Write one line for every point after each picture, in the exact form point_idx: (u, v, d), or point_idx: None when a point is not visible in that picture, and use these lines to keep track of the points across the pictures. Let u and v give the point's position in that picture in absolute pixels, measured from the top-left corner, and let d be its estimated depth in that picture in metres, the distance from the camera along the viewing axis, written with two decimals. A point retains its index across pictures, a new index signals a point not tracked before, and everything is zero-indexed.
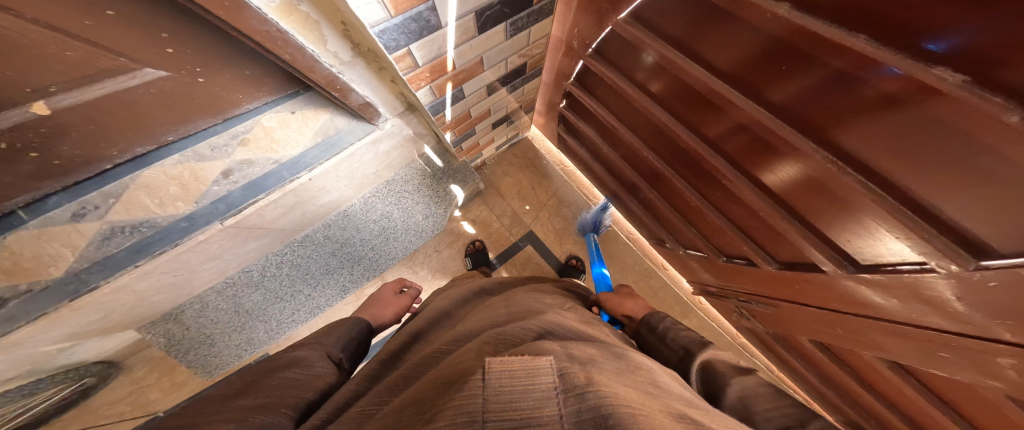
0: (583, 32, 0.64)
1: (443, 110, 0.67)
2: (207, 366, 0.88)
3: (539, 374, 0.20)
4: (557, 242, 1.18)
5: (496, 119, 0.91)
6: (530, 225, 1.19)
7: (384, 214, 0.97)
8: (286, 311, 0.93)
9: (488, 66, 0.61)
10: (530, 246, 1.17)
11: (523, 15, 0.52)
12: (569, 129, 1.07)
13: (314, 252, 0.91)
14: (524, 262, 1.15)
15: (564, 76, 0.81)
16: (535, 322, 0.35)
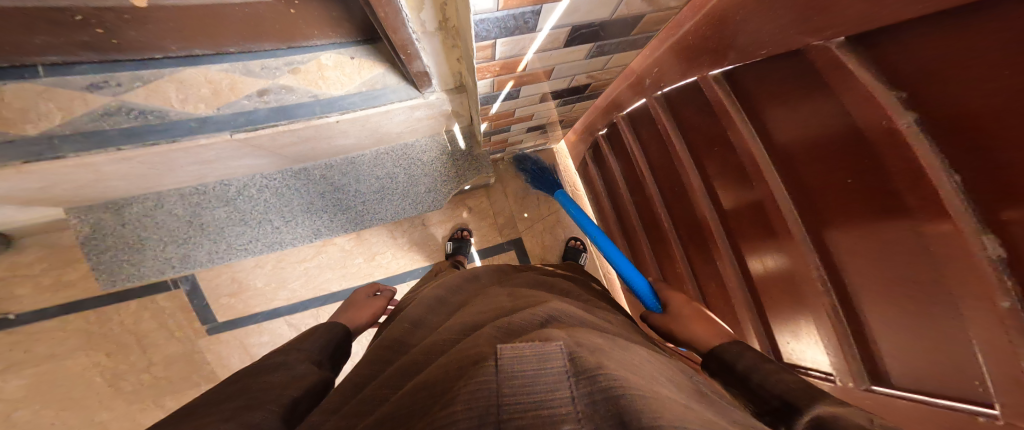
0: (662, 72, 0.68)
1: (492, 103, 0.70)
2: (109, 275, 0.86)
3: (548, 359, 0.24)
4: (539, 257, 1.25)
5: (534, 124, 0.97)
6: (522, 232, 1.28)
7: (389, 174, 1.02)
8: (242, 237, 0.94)
9: (555, 76, 0.67)
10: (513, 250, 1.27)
11: (612, 42, 0.60)
12: (596, 158, 1.10)
13: (303, 187, 0.96)
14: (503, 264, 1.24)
15: (618, 106, 0.87)
16: (540, 307, 0.36)
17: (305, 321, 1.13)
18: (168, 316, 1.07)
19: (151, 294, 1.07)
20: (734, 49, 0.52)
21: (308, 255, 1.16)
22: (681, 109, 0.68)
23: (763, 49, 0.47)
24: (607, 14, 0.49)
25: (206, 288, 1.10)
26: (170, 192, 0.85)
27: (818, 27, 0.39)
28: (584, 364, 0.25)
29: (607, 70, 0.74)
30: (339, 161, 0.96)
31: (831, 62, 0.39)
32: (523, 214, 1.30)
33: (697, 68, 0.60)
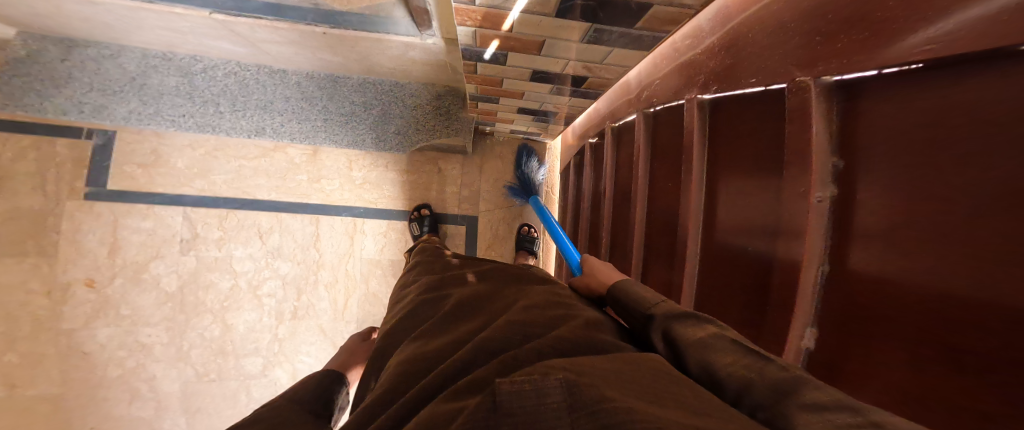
0: (659, 88, 0.66)
1: (476, 58, 0.74)
2: (50, 109, 1.10)
3: (547, 398, 0.31)
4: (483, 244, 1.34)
5: (526, 105, 0.97)
6: (479, 212, 1.35)
7: (360, 102, 1.18)
8: (180, 108, 1.14)
9: (547, 50, 0.67)
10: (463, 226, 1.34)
11: (613, 30, 0.59)
12: (580, 166, 1.12)
13: (265, 85, 1.14)
14: (447, 236, 1.32)
15: (611, 116, 0.86)
16: (548, 337, 0.43)
17: (207, 221, 1.18)
18: (54, 163, 1.12)
19: (51, 135, 1.12)
20: (728, 69, 0.50)
21: (250, 155, 1.21)
22: (663, 126, 0.69)
23: (751, 78, 0.46)
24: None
25: (117, 149, 1.15)
26: (135, 49, 1.09)
27: (807, 62, 0.38)
28: (585, 400, 0.30)
29: (604, 65, 0.72)
30: (311, 77, 1.15)
31: (798, 109, 0.39)
32: (487, 195, 1.36)
33: (692, 85, 0.57)
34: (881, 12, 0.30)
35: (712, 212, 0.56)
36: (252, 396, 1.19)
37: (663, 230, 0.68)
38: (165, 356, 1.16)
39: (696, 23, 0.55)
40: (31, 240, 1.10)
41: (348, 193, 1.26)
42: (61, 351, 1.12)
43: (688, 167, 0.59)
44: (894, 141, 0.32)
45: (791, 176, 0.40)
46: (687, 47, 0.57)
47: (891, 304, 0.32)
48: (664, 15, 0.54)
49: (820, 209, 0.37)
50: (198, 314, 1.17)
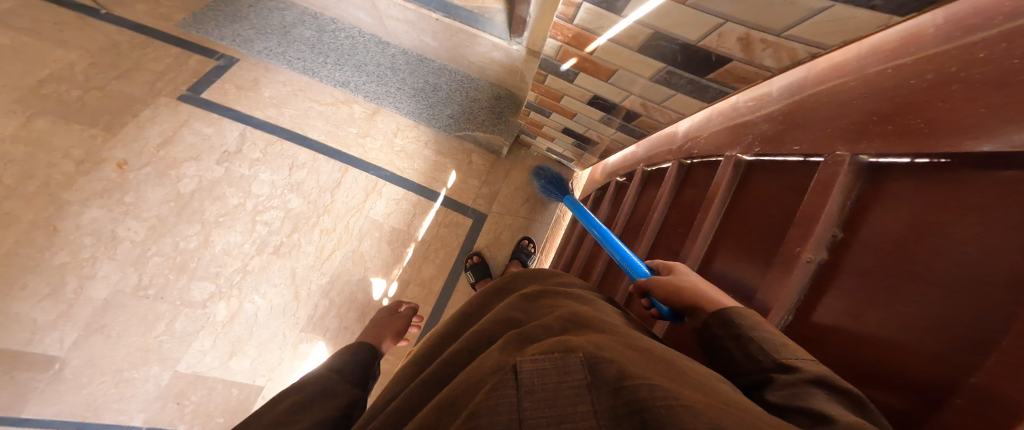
0: (702, 141, 0.81)
1: (548, 70, 0.99)
2: (202, 29, 1.45)
3: (568, 373, 0.36)
4: (486, 238, 1.49)
5: (572, 126, 1.20)
6: (490, 210, 1.51)
7: (427, 85, 1.40)
8: (296, 51, 1.43)
9: (616, 80, 0.88)
10: (472, 219, 1.49)
11: (681, 75, 0.76)
12: (600, 198, 1.35)
13: (363, 50, 1.41)
14: (454, 223, 1.47)
15: (646, 161, 1.05)
16: (548, 323, 0.50)
17: (255, 139, 1.37)
18: (179, 69, 1.41)
19: (195, 51, 1.45)
20: (781, 133, 0.61)
21: (323, 101, 1.46)
22: (698, 173, 0.86)
23: (797, 145, 0.56)
24: (692, 40, 0.67)
25: (230, 69, 1.44)
26: (289, 2, 1.43)
27: (855, 137, 0.46)
28: (604, 379, 0.35)
29: (659, 106, 0.90)
30: (403, 54, 1.38)
31: (826, 180, 0.48)
32: (506, 197, 1.55)
33: (737, 143, 0.71)
34: (940, 103, 0.38)
35: (724, 231, 0.70)
36: (174, 329, 1.22)
37: (669, 239, 0.86)
38: (122, 257, 1.21)
39: (767, 88, 0.67)
40: (109, 116, 1.30)
41: (384, 154, 1.46)
42: (40, 219, 1.17)
43: (706, 214, 0.72)
44: (892, 219, 0.41)
45: (797, 230, 0.50)
46: (748, 108, 0.70)
47: (857, 323, 0.41)
48: (740, 71, 0.69)
49: (807, 266, 0.47)
50: (189, 222, 1.27)
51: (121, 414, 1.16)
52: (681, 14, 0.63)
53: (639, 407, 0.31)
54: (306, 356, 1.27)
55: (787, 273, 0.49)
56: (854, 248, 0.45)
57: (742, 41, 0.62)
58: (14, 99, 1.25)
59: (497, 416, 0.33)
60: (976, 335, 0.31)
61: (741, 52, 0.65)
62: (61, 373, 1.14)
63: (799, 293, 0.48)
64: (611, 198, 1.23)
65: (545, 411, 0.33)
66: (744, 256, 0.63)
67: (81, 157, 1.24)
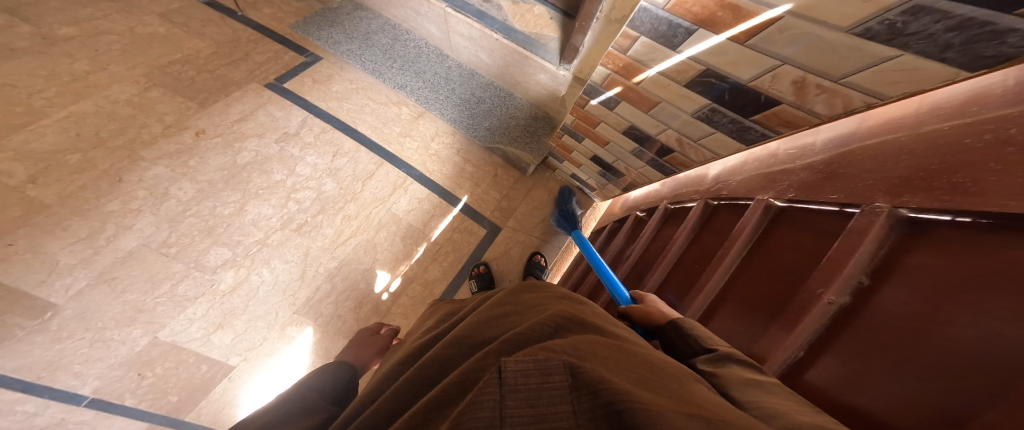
0: (734, 186, 0.77)
1: (592, 96, 1.06)
2: (307, 32, 1.79)
3: (552, 375, 0.32)
4: (495, 251, 1.58)
5: (601, 155, 1.28)
6: (505, 225, 1.63)
7: (473, 100, 1.58)
8: (372, 57, 1.70)
9: (655, 114, 0.88)
10: (487, 231, 1.61)
11: (724, 113, 0.73)
12: (614, 230, 1.38)
13: (427, 62, 1.64)
14: (468, 234, 1.58)
15: (671, 198, 1.03)
16: (549, 320, 0.46)
17: (314, 126, 1.61)
18: (275, 63, 1.73)
19: (290, 50, 1.77)
20: (821, 180, 0.57)
21: (379, 100, 1.71)
22: (721, 215, 0.82)
23: (834, 194, 0.54)
24: (742, 79, 0.64)
25: (313, 67, 1.74)
26: (380, 18, 1.74)
27: (898, 188, 0.44)
28: (585, 380, 0.31)
29: (695, 145, 0.87)
30: (458, 68, 1.59)
31: (862, 227, 0.47)
32: (522, 215, 1.66)
33: (771, 188, 0.68)
34: (994, 165, 0.35)
35: (749, 266, 0.68)
36: (175, 292, 1.32)
37: (685, 272, 0.83)
38: (163, 214, 1.37)
39: (811, 138, 0.62)
40: (206, 94, 1.60)
41: (419, 155, 1.64)
42: (112, 169, 1.39)
43: (727, 253, 0.70)
44: (914, 283, 0.41)
45: (824, 271, 0.50)
46: (788, 156, 0.66)
47: (857, 375, 0.42)
48: (788, 115, 0.63)
49: (827, 309, 0.47)
50: (234, 190, 1.46)
51: (76, 378, 1.18)
52: (738, 51, 0.61)
53: (617, 410, 0.28)
54: (290, 341, 1.36)
55: (808, 309, 0.50)
56: (876, 296, 0.44)
57: (796, 84, 0.58)
58: (144, 73, 1.60)
59: (477, 419, 0.29)
60: (959, 396, 0.32)
61: (793, 95, 0.60)
62: (49, 322, 1.19)
63: (811, 332, 0.48)
64: (629, 225, 1.25)
65: (525, 409, 0.29)
66: (776, 289, 0.59)
67: (170, 123, 1.51)
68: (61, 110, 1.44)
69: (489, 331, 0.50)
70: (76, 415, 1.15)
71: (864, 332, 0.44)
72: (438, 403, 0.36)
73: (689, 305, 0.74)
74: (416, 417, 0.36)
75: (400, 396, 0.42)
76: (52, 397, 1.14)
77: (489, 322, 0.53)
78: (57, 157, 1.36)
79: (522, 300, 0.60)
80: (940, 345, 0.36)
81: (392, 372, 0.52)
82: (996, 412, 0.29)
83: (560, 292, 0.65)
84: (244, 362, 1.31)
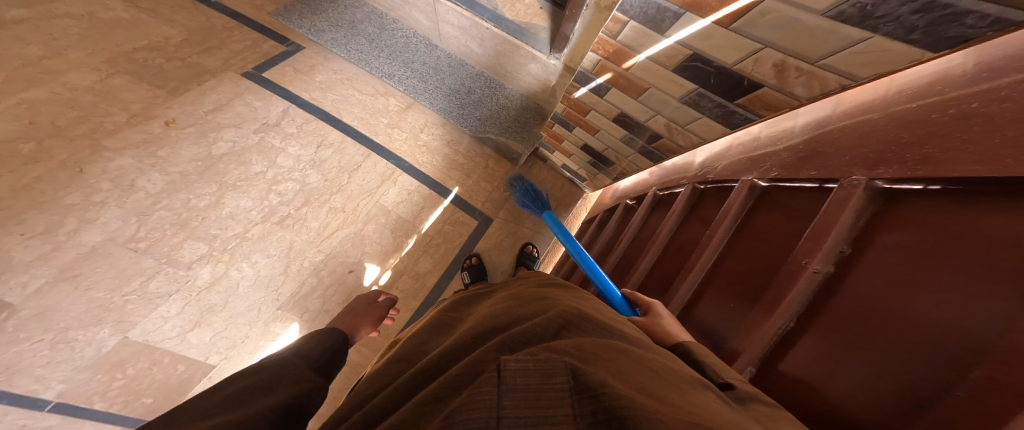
0: (722, 169, 0.80)
1: (583, 83, 1.08)
2: (285, 18, 1.73)
3: (552, 379, 0.32)
4: (486, 244, 1.59)
5: (591, 144, 1.30)
6: (497, 218, 1.63)
7: (462, 90, 1.56)
8: (358, 46, 1.66)
9: (646, 99, 0.90)
10: (477, 224, 1.60)
11: (712, 98, 0.76)
12: (604, 219, 1.42)
13: (414, 51, 1.61)
14: (459, 226, 1.58)
15: (659, 185, 1.07)
16: (555, 318, 0.47)
17: (296, 116, 1.56)
18: (253, 51, 1.66)
19: (268, 38, 1.70)
20: (802, 160, 0.62)
21: (365, 91, 1.67)
22: (708, 200, 0.86)
23: (814, 171, 0.58)
24: (728, 63, 0.67)
25: (294, 56, 1.68)
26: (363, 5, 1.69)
27: (873, 162, 0.48)
28: (588, 383, 0.32)
29: (682, 130, 0.91)
30: (448, 58, 1.56)
31: (841, 198, 0.50)
32: (514, 207, 1.66)
33: (754, 168, 0.72)
34: (961, 135, 0.39)
35: (733, 246, 0.71)
36: (146, 289, 1.24)
37: (675, 253, 0.87)
38: (130, 207, 1.29)
39: (791, 122, 0.67)
40: (177, 82, 1.51)
41: (407, 146, 1.62)
42: (71, 160, 1.29)
43: (715, 231, 0.74)
44: (879, 263, 0.45)
45: (807, 243, 0.53)
46: (769, 139, 0.70)
47: (833, 355, 0.46)
48: (769, 98, 0.68)
49: (813, 278, 0.51)
50: (209, 182, 1.39)
51: (38, 382, 1.10)
52: (723, 36, 0.64)
53: (617, 417, 0.28)
54: (275, 338, 1.33)
55: (791, 284, 0.53)
56: (845, 279, 0.49)
57: (777, 68, 0.62)
58: (107, 59, 1.50)
59: (475, 419, 0.29)
60: (931, 364, 0.36)
61: (774, 78, 0.64)
62: (5, 322, 1.09)
63: (797, 305, 0.52)
64: (619, 215, 1.29)
65: (524, 409, 0.30)
66: (762, 266, 0.63)
67: (137, 112, 1.42)
68: (12, 96, 1.32)
69: (492, 325, 0.51)
70: (40, 420, 1.09)
71: (838, 316, 0.47)
72: (439, 395, 0.35)
73: (679, 285, 0.77)
74: (418, 408, 0.35)
75: (400, 390, 0.41)
76: (12, 402, 1.07)
77: (490, 318, 0.54)
78: (7, 146, 1.25)
79: (527, 298, 0.60)
80: (910, 323, 0.39)
81: (386, 371, 0.51)
82: (979, 373, 0.31)
83: (549, 287, 0.67)
84: (225, 361, 1.28)
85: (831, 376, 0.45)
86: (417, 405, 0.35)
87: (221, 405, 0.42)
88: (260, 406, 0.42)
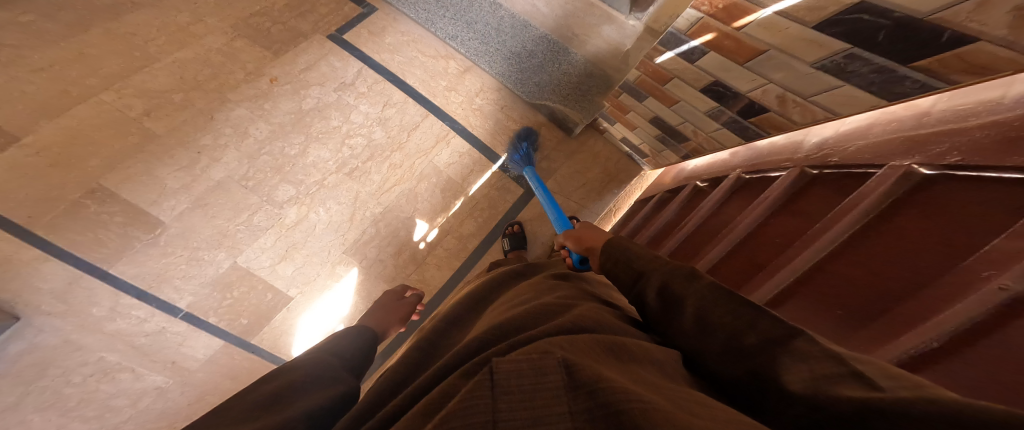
0: (856, 153, 0.64)
1: (670, 45, 0.98)
2: None
3: (547, 375, 0.30)
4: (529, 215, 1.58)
5: (665, 116, 1.17)
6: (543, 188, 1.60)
7: (523, 52, 1.52)
8: (424, 7, 1.67)
9: (762, 63, 0.77)
10: (523, 193, 1.60)
11: (869, 60, 0.60)
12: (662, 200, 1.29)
13: (477, 10, 1.57)
14: (506, 194, 1.60)
15: (749, 167, 0.92)
16: (558, 322, 0.44)
17: (368, 77, 1.67)
18: (338, 13, 1.76)
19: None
20: (1009, 143, 0.43)
21: (428, 53, 1.68)
22: (818, 189, 0.71)
23: None
24: (921, 12, 0.51)
25: (371, 16, 1.75)
26: None
27: None
28: (583, 379, 0.30)
29: (803, 102, 0.76)
30: (511, 18, 1.52)
31: None
32: (562, 179, 1.60)
33: (918, 151, 0.54)
34: None
35: (850, 247, 0.57)
36: (251, 222, 1.50)
37: (758, 248, 0.75)
38: (243, 151, 1.54)
39: (999, 93, 0.46)
40: (279, 45, 1.71)
41: (462, 109, 1.63)
42: (205, 109, 1.57)
43: (830, 225, 0.60)
44: None
45: (1000, 258, 0.38)
46: (954, 115, 0.51)
47: (991, 384, 0.35)
48: (981, 57, 0.49)
49: (994, 297, 0.36)
50: (299, 132, 1.58)
51: (176, 292, 1.43)
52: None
53: (616, 411, 0.26)
54: (340, 279, 1.52)
55: (957, 300, 0.40)
56: None
57: (1018, 13, 0.43)
58: (231, 24, 1.72)
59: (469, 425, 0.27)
60: None
61: (1006, 28, 0.45)
62: (159, 237, 1.43)
63: (945, 332, 0.39)
64: (681, 200, 1.14)
65: (521, 412, 0.28)
66: (898, 278, 0.49)
67: (250, 70, 1.65)
68: (169, 57, 1.63)
69: (504, 319, 0.50)
70: (174, 325, 1.43)
71: (995, 345, 0.36)
72: (438, 402, 0.34)
73: (764, 280, 0.67)
74: (416, 416, 0.33)
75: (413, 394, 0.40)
76: (159, 306, 1.42)
77: (500, 315, 0.54)
78: (164, 96, 1.57)
79: (540, 293, 0.62)
80: None
81: (405, 365, 0.50)
82: None
83: (565, 288, 0.65)
84: (301, 294, 1.50)
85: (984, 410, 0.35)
86: (413, 415, 0.33)
87: (287, 392, 0.50)
88: (299, 403, 0.47)
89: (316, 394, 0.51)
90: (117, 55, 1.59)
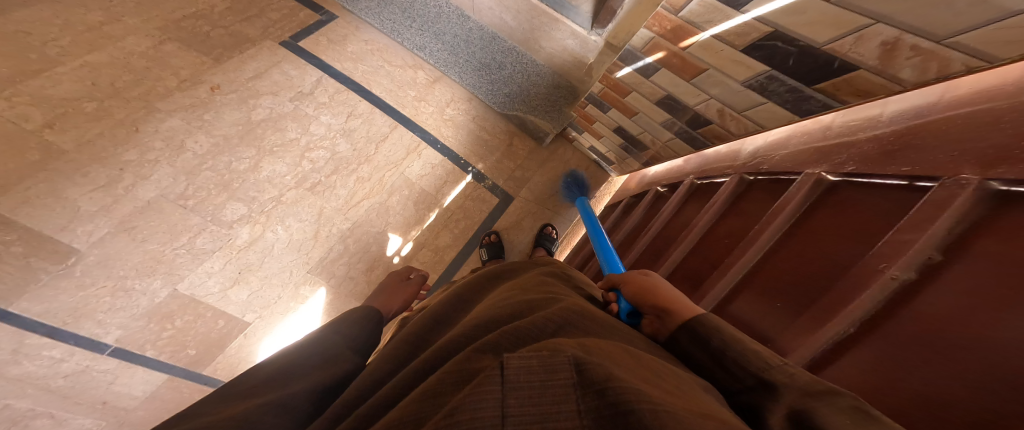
0: (779, 161, 0.75)
1: (627, 61, 1.08)
2: None
3: (557, 373, 0.31)
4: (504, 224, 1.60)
5: (627, 126, 1.27)
6: (516, 197, 1.63)
7: (491, 63, 1.54)
8: (388, 17, 1.64)
9: (703, 81, 0.87)
10: (497, 201, 1.61)
11: (785, 81, 0.72)
12: (630, 204, 1.38)
13: (444, 21, 1.56)
14: (480, 202, 1.59)
15: (698, 172, 1.03)
16: (558, 314, 0.46)
17: (329, 86, 1.59)
18: (291, 20, 1.68)
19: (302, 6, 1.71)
20: (888, 154, 0.54)
21: (394, 64, 1.66)
22: (756, 193, 0.81)
23: (903, 167, 0.50)
24: (818, 42, 0.62)
25: (328, 24, 1.69)
26: None
27: (991, 160, 0.40)
28: (592, 377, 0.30)
29: (738, 116, 0.87)
30: (479, 30, 1.52)
31: (941, 199, 0.44)
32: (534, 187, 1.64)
33: (825, 160, 0.65)
34: None
35: (786, 243, 0.66)
36: (194, 244, 1.34)
37: (710, 247, 0.84)
38: (180, 166, 1.38)
39: (877, 111, 0.59)
40: (221, 50, 1.57)
41: (433, 119, 1.62)
42: (129, 119, 1.38)
43: (768, 225, 0.69)
44: (969, 276, 0.40)
45: (887, 248, 0.48)
46: (847, 128, 0.63)
47: (904, 355, 0.42)
48: (862, 82, 0.61)
49: (889, 284, 0.45)
50: (249, 145, 1.45)
51: (100, 327, 1.22)
52: (819, 12, 0.59)
53: (622, 410, 0.27)
54: (305, 301, 1.41)
55: (861, 288, 0.48)
56: (929, 284, 0.43)
57: (885, 47, 0.55)
58: (159, 26, 1.56)
59: (479, 419, 0.28)
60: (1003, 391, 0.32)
61: (876, 59, 0.57)
62: (73, 268, 1.22)
63: (865, 310, 0.47)
64: (645, 203, 1.24)
65: (529, 407, 0.29)
66: (821, 263, 0.58)
67: (186, 77, 1.49)
68: (77, 59, 1.42)
69: (501, 311, 0.51)
70: (100, 363, 1.21)
71: (914, 319, 0.43)
72: (437, 390, 0.35)
73: (717, 280, 0.74)
74: (414, 401, 0.34)
75: (399, 387, 0.40)
76: (77, 343, 1.20)
77: (494, 305, 0.54)
78: (74, 103, 1.36)
79: (530, 287, 0.62)
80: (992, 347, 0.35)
81: (390, 356, 0.50)
82: None
83: (553, 281, 0.68)
84: (259, 319, 1.37)
85: (897, 378, 0.42)
86: (412, 402, 0.34)
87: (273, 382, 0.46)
88: (290, 388, 0.44)
89: (307, 378, 0.47)
90: (9, 55, 1.35)
